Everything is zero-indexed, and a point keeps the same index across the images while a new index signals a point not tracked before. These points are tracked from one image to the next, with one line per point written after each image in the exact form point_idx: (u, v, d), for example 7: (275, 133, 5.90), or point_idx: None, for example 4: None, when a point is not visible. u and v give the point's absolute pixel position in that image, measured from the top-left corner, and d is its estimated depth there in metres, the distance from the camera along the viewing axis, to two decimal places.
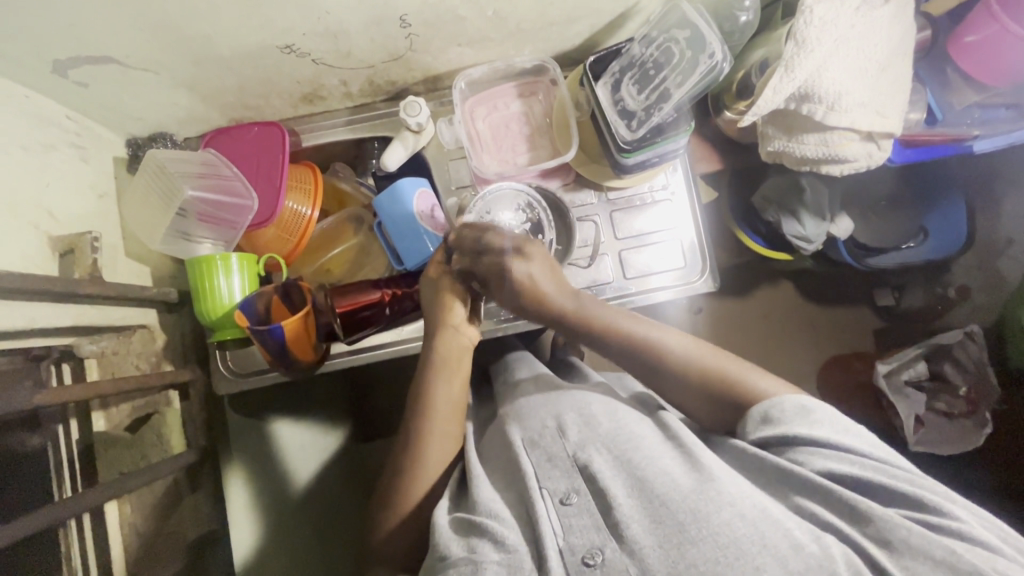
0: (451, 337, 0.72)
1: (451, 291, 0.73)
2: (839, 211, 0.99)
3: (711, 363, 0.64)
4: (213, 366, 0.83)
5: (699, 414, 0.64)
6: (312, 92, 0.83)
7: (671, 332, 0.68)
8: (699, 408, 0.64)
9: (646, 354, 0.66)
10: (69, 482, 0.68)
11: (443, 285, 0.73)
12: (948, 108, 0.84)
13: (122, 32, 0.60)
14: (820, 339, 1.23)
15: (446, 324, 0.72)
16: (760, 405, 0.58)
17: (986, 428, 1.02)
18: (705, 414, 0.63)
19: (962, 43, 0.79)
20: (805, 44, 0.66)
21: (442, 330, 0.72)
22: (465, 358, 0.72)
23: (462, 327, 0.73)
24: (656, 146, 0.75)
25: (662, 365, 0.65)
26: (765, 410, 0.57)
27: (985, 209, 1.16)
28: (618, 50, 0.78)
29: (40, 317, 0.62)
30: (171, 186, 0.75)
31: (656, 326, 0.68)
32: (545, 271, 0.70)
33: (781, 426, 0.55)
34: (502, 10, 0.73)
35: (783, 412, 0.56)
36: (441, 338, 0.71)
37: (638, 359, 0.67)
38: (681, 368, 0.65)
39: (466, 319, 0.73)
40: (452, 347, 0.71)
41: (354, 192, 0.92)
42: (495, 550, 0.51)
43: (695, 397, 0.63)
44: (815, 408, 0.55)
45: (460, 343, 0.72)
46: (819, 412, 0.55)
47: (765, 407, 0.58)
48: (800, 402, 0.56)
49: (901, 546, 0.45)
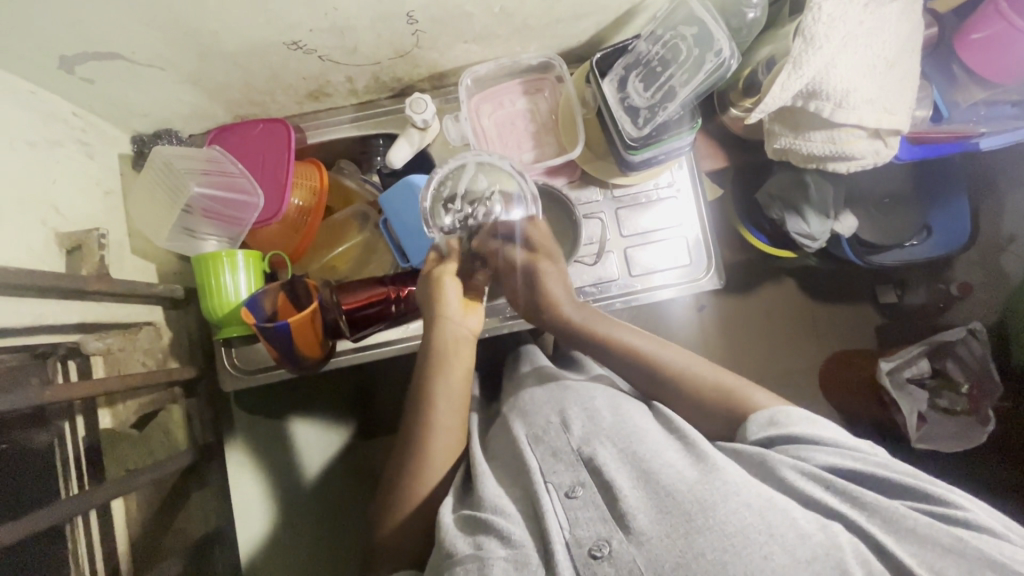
0: (447, 327, 0.71)
1: (441, 280, 0.73)
2: (843, 208, 0.99)
3: (717, 378, 0.65)
4: (220, 364, 0.83)
5: (705, 427, 0.64)
6: (318, 89, 0.83)
7: (672, 347, 0.70)
8: (708, 421, 0.64)
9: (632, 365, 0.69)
10: (76, 480, 0.68)
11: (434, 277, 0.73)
12: (953, 106, 0.84)
13: (128, 28, 0.60)
14: (823, 336, 1.23)
15: (439, 316, 0.72)
16: (765, 410, 0.59)
17: (988, 425, 1.01)
18: (709, 422, 0.63)
19: (969, 40, 0.79)
20: (813, 41, 0.66)
21: (437, 323, 0.72)
22: (464, 345, 0.72)
23: (458, 316, 0.72)
24: (661, 143, 0.75)
25: (664, 382, 0.67)
26: (771, 415, 0.58)
27: (988, 207, 1.16)
28: (625, 46, 0.77)
29: (46, 314, 0.62)
30: (176, 183, 0.75)
31: (643, 336, 0.72)
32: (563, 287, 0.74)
33: (784, 428, 0.56)
34: (509, 6, 0.73)
35: (789, 418, 0.56)
36: (437, 328, 0.71)
37: (634, 369, 0.69)
38: (684, 385, 0.66)
39: (460, 310, 0.73)
40: (447, 336, 0.71)
41: (359, 188, 0.91)
42: (501, 546, 0.51)
43: (698, 407, 0.64)
44: (820, 419, 0.56)
45: (457, 333, 0.72)
46: (823, 421, 0.56)
47: (771, 412, 0.58)
48: (807, 413, 0.56)
49: (906, 533, 0.46)
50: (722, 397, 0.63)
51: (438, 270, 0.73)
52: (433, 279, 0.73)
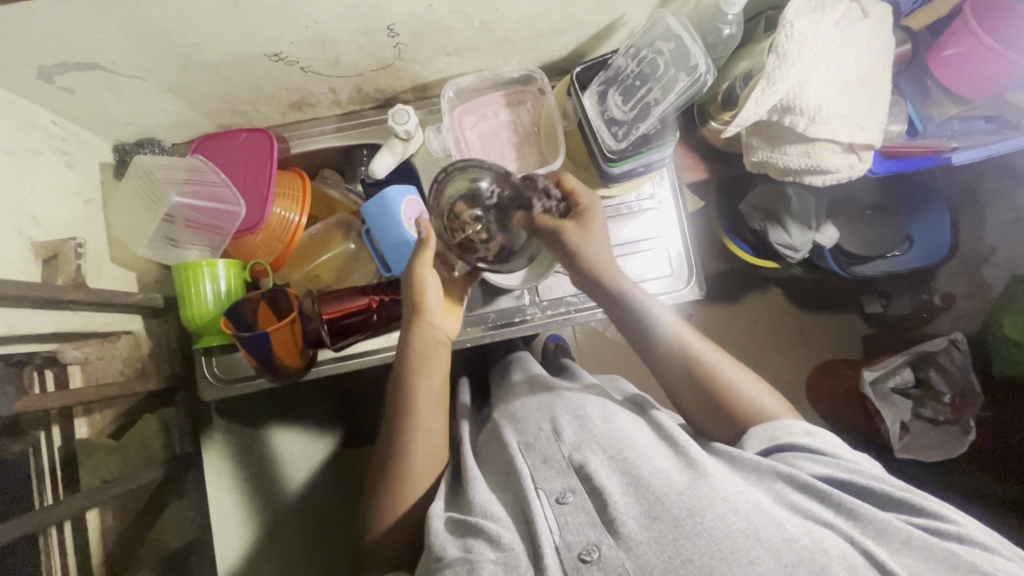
0: (425, 330, 0.69)
1: (422, 278, 0.68)
2: (824, 220, 1.00)
3: (728, 374, 0.64)
4: (198, 373, 0.83)
5: (702, 423, 0.65)
6: (301, 99, 0.83)
7: (670, 312, 0.70)
8: (704, 417, 0.65)
9: (648, 334, 0.69)
10: (50, 491, 0.67)
11: (411, 272, 0.69)
12: (928, 120, 0.86)
13: (109, 38, 0.61)
14: (807, 344, 1.25)
15: (419, 315, 0.69)
16: (766, 426, 0.59)
17: (969, 437, 1.03)
18: (708, 424, 0.64)
19: (942, 56, 0.80)
20: (786, 57, 0.68)
21: (415, 325, 0.69)
22: (441, 353, 0.70)
23: (436, 320, 0.70)
24: (640, 156, 0.76)
25: (677, 361, 0.67)
26: (771, 430, 0.58)
27: (968, 217, 1.17)
28: (604, 61, 0.79)
29: (18, 323, 0.61)
30: (156, 192, 0.75)
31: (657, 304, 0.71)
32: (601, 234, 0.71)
33: (785, 442, 0.57)
34: (489, 20, 0.74)
35: (789, 433, 0.57)
36: (416, 330, 0.69)
37: (642, 333, 0.69)
38: (698, 374, 0.65)
39: (438, 308, 0.70)
40: (426, 341, 0.69)
41: (342, 199, 0.92)
42: (491, 548, 0.52)
43: (703, 405, 0.64)
44: (817, 432, 0.57)
45: (435, 338, 0.70)
46: (822, 434, 0.57)
47: (772, 428, 0.59)
48: (805, 426, 0.58)
49: (899, 546, 0.47)
50: (716, 403, 0.63)
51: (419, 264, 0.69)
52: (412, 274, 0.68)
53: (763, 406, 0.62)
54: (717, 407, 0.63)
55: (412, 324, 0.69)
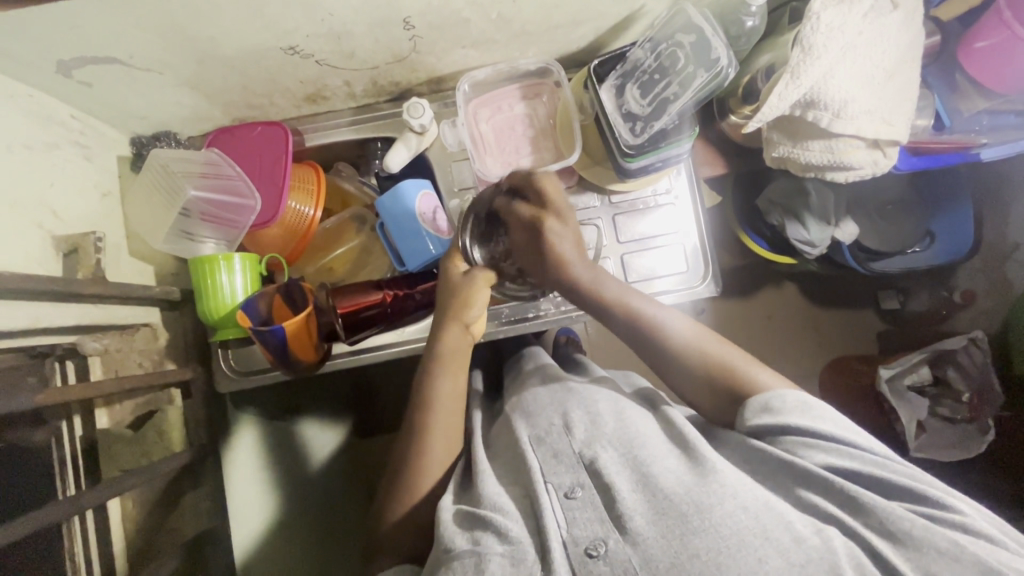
0: (457, 334, 0.70)
1: (473, 292, 0.71)
2: (845, 215, 0.98)
3: (714, 351, 0.63)
4: (214, 365, 0.84)
5: (705, 407, 0.63)
6: (316, 92, 0.83)
7: (674, 314, 0.68)
8: (705, 402, 0.62)
9: (647, 334, 0.66)
10: (71, 480, 0.68)
11: (471, 279, 0.71)
12: (955, 114, 0.84)
13: (128, 33, 0.60)
14: (824, 340, 1.23)
15: (461, 320, 0.70)
16: (759, 395, 0.57)
17: (987, 435, 1.01)
18: (712, 408, 0.62)
19: (972, 48, 0.77)
20: (812, 51, 0.66)
21: (451, 320, 0.70)
22: (465, 354, 0.71)
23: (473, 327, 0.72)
24: (656, 151, 0.75)
25: (667, 353, 0.65)
26: (766, 400, 0.56)
27: (993, 214, 1.15)
28: (622, 53, 0.76)
29: (42, 316, 0.62)
30: (173, 185, 0.76)
31: (660, 307, 0.68)
32: (575, 245, 0.69)
33: (781, 416, 0.54)
34: (506, 12, 0.73)
35: (784, 404, 0.55)
36: (449, 332, 0.70)
37: (631, 328, 0.67)
38: (685, 354, 0.64)
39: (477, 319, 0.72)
40: (457, 346, 0.70)
41: (357, 192, 0.93)
42: (499, 542, 0.51)
43: (703, 390, 0.62)
44: (816, 404, 0.55)
45: (462, 343, 0.71)
46: (819, 407, 0.55)
47: (765, 397, 0.57)
48: (802, 398, 0.56)
49: (904, 538, 0.46)
50: (712, 379, 0.61)
51: (483, 277, 0.72)
52: (475, 284, 0.71)
53: (768, 378, 0.59)
54: (716, 386, 0.61)
55: (443, 327, 0.71)
